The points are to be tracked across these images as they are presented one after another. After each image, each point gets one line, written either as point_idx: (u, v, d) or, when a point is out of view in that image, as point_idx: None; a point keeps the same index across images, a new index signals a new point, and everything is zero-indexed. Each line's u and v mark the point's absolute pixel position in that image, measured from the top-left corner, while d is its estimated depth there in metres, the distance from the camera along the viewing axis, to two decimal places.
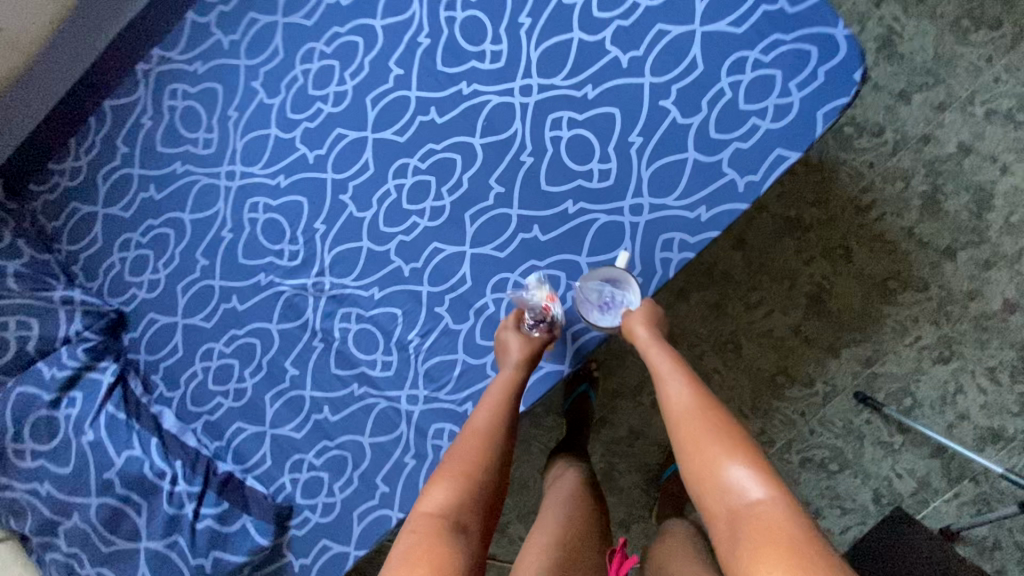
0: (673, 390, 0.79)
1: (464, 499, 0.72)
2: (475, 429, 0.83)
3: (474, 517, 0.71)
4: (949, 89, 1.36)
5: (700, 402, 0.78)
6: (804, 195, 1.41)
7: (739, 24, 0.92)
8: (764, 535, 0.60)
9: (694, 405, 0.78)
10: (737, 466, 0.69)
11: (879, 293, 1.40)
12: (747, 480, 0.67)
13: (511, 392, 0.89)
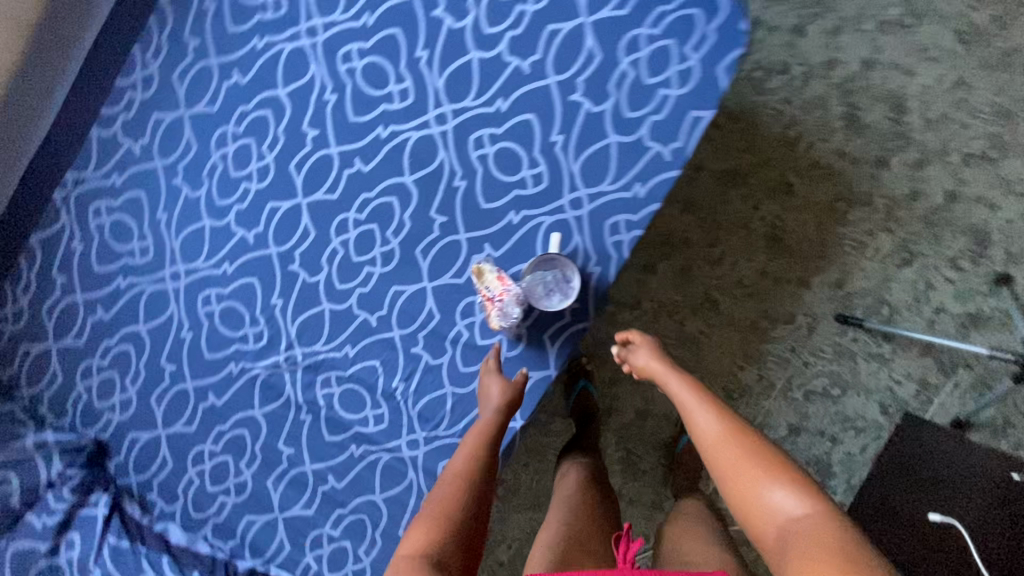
0: (706, 423, 0.85)
1: (440, 538, 0.75)
2: (456, 470, 0.86)
3: (452, 554, 0.74)
4: (837, 13, 1.43)
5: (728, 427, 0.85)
6: (735, 145, 1.46)
7: (623, 5, 0.95)
8: (814, 549, 0.65)
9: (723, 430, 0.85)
10: (775, 487, 0.75)
11: (829, 217, 1.45)
12: (787, 501, 0.73)
13: (489, 432, 0.91)
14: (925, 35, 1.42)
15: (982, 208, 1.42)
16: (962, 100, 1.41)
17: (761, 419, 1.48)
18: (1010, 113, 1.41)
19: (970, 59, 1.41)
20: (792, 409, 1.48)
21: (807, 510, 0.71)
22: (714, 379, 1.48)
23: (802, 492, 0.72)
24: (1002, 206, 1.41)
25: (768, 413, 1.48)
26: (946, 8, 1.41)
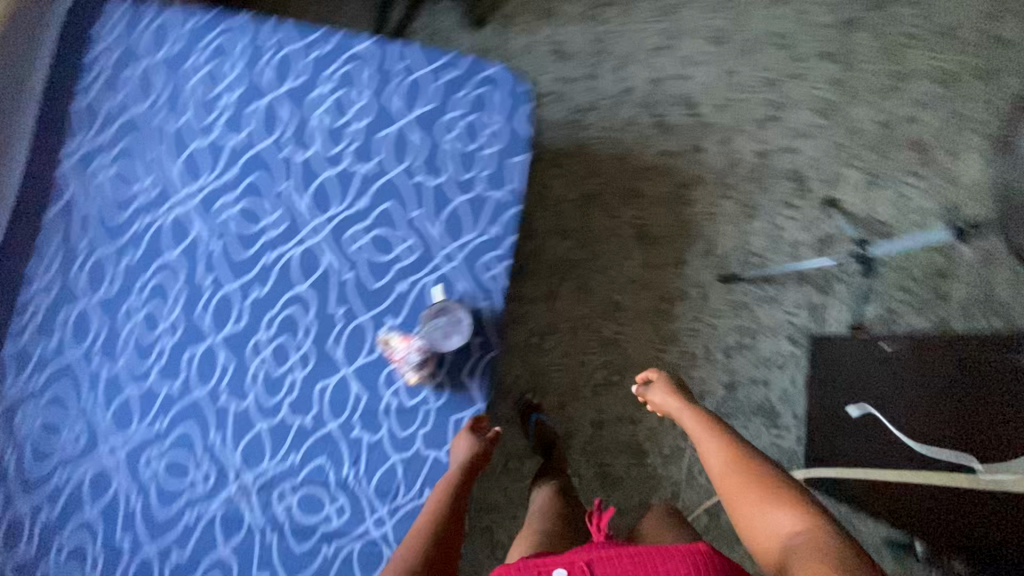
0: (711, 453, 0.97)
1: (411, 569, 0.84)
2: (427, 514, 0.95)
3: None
4: (616, 54, 1.77)
5: (730, 455, 0.96)
6: (583, 174, 1.73)
7: (430, 99, 1.20)
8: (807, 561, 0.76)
9: (727, 459, 0.96)
10: (778, 510, 0.85)
11: (677, 203, 1.71)
12: (788, 522, 0.83)
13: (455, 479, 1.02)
14: (686, 49, 1.78)
15: (788, 155, 1.72)
16: (734, 84, 1.75)
17: (699, 389, 1.62)
18: (773, 81, 1.75)
19: (726, 54, 1.77)
20: (721, 369, 1.62)
21: (806, 524, 0.81)
22: (643, 368, 1.65)
23: (797, 513, 0.83)
24: (801, 148, 1.72)
25: (702, 380, 1.62)
26: (693, 25, 1.79)
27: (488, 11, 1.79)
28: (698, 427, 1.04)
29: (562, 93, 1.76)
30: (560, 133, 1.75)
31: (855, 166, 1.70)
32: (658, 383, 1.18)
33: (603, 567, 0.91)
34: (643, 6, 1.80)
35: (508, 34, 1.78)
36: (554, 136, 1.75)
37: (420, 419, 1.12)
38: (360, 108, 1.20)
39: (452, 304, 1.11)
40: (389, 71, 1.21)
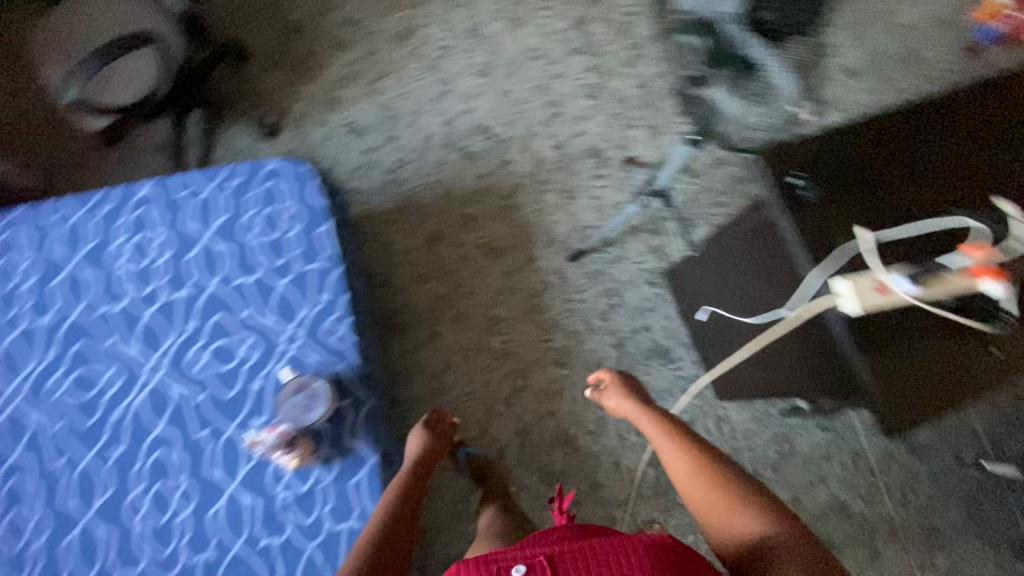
0: (680, 462, 1.01)
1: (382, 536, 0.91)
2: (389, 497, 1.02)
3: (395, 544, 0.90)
4: (404, 112, 1.94)
5: (697, 462, 1.00)
6: (418, 220, 1.84)
7: (224, 211, 1.28)
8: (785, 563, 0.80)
9: (693, 465, 1.00)
10: (747, 514, 0.89)
11: (508, 213, 1.87)
12: (758, 525, 0.87)
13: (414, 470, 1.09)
14: (462, 86, 1.98)
15: (580, 138, 1.95)
16: (513, 99, 1.98)
17: (594, 359, 1.75)
18: (543, 85, 2.00)
19: (496, 78, 2.00)
20: (606, 334, 1.78)
21: (774, 524, 0.86)
22: (540, 364, 1.74)
23: (768, 517, 0.87)
24: (588, 128, 1.96)
25: (595, 350, 1.76)
26: (459, 66, 2.01)
27: (277, 118, 1.93)
28: (664, 437, 1.08)
29: (371, 161, 1.89)
30: (382, 196, 1.86)
31: (636, 125, 1.96)
32: (619, 391, 1.22)
33: (568, 564, 0.79)
34: (411, 65, 2.00)
35: (304, 131, 1.91)
36: (379, 198, 1.85)
37: (319, 499, 1.13)
38: (159, 244, 1.26)
39: (304, 378, 1.15)
40: (174, 201, 1.29)
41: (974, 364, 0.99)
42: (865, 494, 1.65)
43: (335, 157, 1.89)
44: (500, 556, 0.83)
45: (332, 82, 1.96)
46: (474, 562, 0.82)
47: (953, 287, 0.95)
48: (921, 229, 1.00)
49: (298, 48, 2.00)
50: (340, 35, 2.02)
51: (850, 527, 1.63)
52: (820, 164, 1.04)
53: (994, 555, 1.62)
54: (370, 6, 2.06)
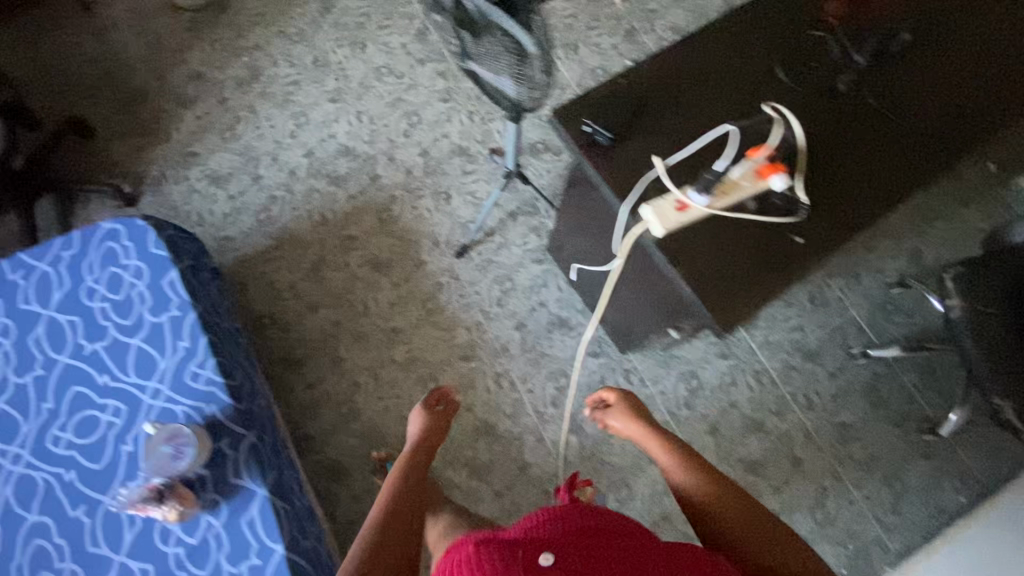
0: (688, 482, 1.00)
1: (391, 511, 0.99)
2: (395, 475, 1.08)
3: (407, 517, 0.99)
4: (266, 153, 1.97)
5: (706, 481, 0.99)
6: (298, 252, 1.85)
7: (64, 282, 1.25)
8: None
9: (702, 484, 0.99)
10: (755, 540, 0.90)
11: (387, 225, 1.89)
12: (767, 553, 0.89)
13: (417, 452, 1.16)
14: (318, 116, 2.02)
15: (443, 140, 2.00)
16: (371, 118, 2.03)
17: (498, 344, 1.78)
18: (397, 98, 2.05)
19: (350, 102, 2.04)
20: (506, 319, 1.81)
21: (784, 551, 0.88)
22: (447, 362, 1.75)
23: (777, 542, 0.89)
24: (449, 129, 2.02)
25: (497, 336, 1.79)
26: (312, 98, 2.05)
27: (136, 185, 1.92)
28: (669, 456, 1.06)
29: (239, 206, 1.90)
30: (257, 236, 1.86)
31: (493, 117, 2.04)
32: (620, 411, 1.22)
33: (587, 555, 0.75)
34: (264, 107, 2.03)
35: (166, 192, 1.91)
36: (253, 240, 1.86)
37: (212, 545, 1.10)
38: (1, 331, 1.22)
39: (169, 427, 1.13)
40: (10, 285, 1.25)
41: (787, 257, 1.05)
42: (775, 408, 1.73)
43: (202, 210, 1.89)
44: (524, 543, 0.77)
45: (187, 140, 1.98)
46: (498, 550, 0.75)
47: (743, 191, 1.04)
48: (710, 147, 1.08)
49: (147, 113, 2.01)
50: (188, 93, 2.05)
51: (769, 442, 1.70)
52: (617, 104, 1.10)
53: (901, 434, 1.72)
54: (213, 59, 2.10)
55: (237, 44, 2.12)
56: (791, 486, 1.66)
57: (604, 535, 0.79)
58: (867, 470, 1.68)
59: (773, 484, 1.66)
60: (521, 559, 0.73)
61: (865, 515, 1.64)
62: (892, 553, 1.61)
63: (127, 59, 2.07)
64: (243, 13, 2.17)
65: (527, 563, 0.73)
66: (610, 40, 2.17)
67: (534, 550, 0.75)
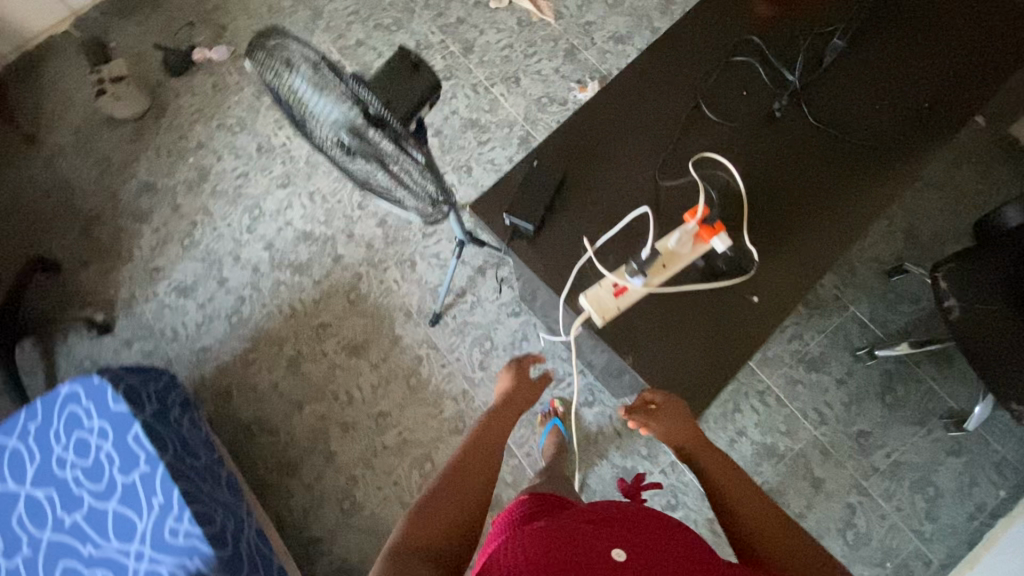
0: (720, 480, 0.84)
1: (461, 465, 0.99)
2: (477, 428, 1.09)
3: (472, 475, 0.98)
4: (227, 254, 1.96)
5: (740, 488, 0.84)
6: (274, 350, 1.83)
7: (35, 456, 1.25)
8: None
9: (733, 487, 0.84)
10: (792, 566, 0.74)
11: (357, 305, 1.85)
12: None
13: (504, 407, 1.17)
14: (271, 205, 2.00)
15: None
16: (324, 196, 1.99)
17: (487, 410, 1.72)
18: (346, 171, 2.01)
19: (300, 184, 2.01)
20: (492, 382, 1.76)
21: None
22: (440, 437, 1.71)
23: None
24: None
25: (486, 402, 1.73)
26: (262, 187, 2.02)
27: (109, 311, 1.93)
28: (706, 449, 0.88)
29: (210, 313, 1.89)
30: (232, 341, 1.86)
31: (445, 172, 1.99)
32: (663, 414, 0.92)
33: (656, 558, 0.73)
34: (217, 207, 2.02)
35: (138, 313, 1.92)
36: (229, 345, 1.85)
37: None
38: None
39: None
40: None
41: (746, 322, 0.97)
42: (785, 428, 1.64)
43: (176, 324, 1.90)
44: (601, 535, 0.76)
45: (149, 255, 1.99)
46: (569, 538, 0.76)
47: (683, 261, 0.97)
48: (642, 213, 1.00)
49: (106, 235, 2.02)
50: (141, 207, 2.05)
51: (785, 467, 1.61)
52: (539, 184, 1.02)
53: (926, 434, 1.61)
54: (160, 166, 2.09)
55: (180, 147, 2.11)
56: (816, 510, 1.58)
57: (673, 542, 0.77)
58: (896, 479, 1.58)
59: (795, 511, 1.58)
60: (596, 552, 0.72)
61: (899, 528, 1.55)
62: (935, 566, 1.51)
63: (77, 184, 2.08)
64: (181, 112, 2.15)
65: (601, 556, 0.71)
66: (551, 64, 2.10)
67: (605, 544, 0.74)
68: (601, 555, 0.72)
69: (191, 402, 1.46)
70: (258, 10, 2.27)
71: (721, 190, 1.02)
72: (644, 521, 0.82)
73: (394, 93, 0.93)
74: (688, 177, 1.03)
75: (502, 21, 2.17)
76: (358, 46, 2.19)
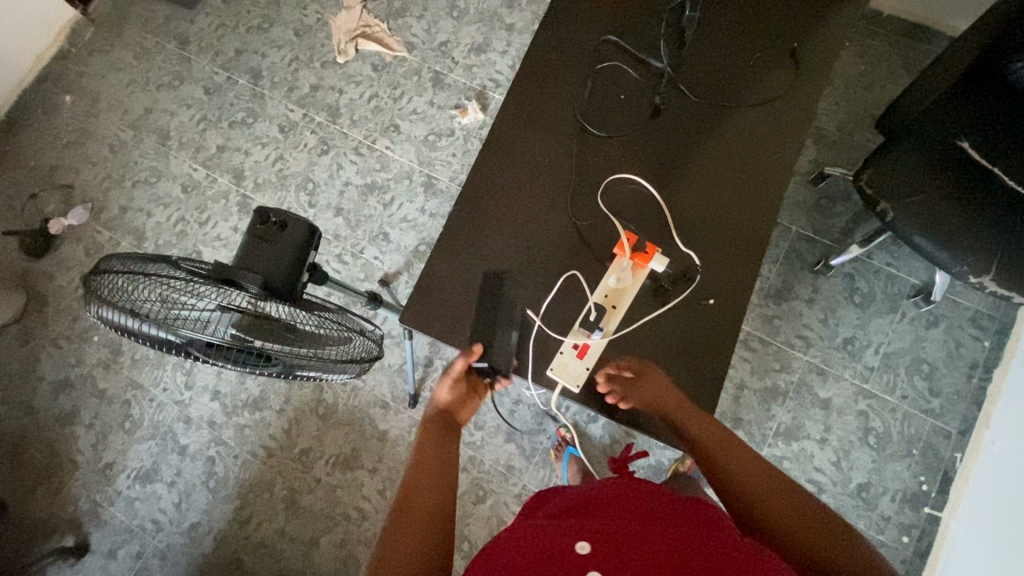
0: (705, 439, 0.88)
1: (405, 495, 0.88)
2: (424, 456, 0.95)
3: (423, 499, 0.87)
4: (174, 421, 1.80)
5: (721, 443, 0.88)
6: (266, 497, 1.72)
7: None
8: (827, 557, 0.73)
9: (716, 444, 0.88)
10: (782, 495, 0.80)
11: (330, 417, 1.75)
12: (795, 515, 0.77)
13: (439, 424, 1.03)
14: None
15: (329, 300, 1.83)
16: None
17: (499, 467, 1.67)
18: None
19: None
20: (495, 437, 1.69)
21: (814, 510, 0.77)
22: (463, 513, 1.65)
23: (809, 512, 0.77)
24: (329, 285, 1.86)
25: (495, 459, 1.67)
26: None
27: (77, 530, 1.76)
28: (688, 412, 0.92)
29: (184, 488, 1.75)
30: (218, 506, 1.73)
31: (363, 249, 1.89)
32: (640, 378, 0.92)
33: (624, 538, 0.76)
34: (143, 376, 1.85)
35: (109, 518, 1.76)
36: (218, 512, 1.72)
37: None
38: None
39: None
40: None
41: (713, 328, 0.96)
42: (779, 364, 1.65)
43: (153, 513, 1.75)
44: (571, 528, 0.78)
45: (91, 455, 1.81)
46: (543, 534, 0.79)
47: (631, 292, 0.97)
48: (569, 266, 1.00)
49: (37, 453, 1.82)
50: (60, 409, 1.85)
51: (793, 401, 1.63)
52: (466, 279, 1.01)
53: (901, 317, 1.66)
54: (65, 358, 1.89)
55: (76, 329, 1.91)
56: (835, 429, 1.61)
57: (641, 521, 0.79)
58: (892, 371, 1.63)
59: (817, 439, 1.60)
60: (565, 548, 0.75)
61: (911, 414, 1.59)
62: (955, 435, 1.57)
63: None
64: (64, 292, 1.95)
65: (569, 551, 0.74)
66: (424, 99, 2.00)
67: (575, 536, 0.76)
68: (568, 555, 0.74)
69: None
70: (101, 153, 2.07)
71: (638, 208, 1.01)
72: (622, 506, 0.84)
73: (260, 260, 0.85)
74: (600, 211, 1.02)
75: (356, 72, 2.05)
76: (222, 152, 2.03)
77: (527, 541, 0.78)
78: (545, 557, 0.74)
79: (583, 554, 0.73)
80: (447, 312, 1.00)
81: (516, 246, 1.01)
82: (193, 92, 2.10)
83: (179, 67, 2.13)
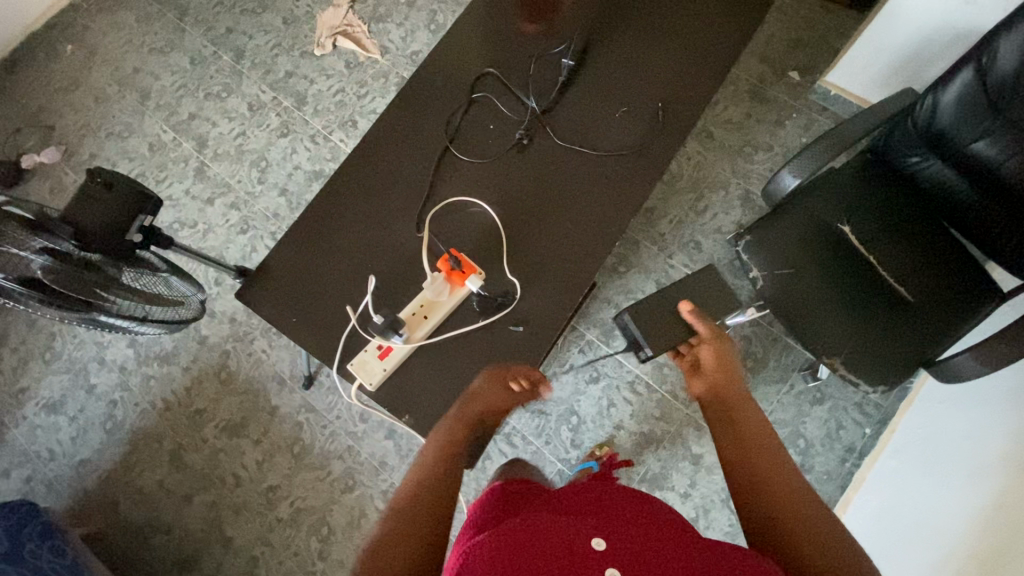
0: (751, 420, 1.02)
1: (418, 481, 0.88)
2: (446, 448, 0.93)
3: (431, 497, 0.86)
4: (89, 360, 1.90)
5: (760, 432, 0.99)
6: (154, 447, 1.80)
7: None
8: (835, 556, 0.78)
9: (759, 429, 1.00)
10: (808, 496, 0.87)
11: (229, 383, 1.82)
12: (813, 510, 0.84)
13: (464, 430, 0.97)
14: None
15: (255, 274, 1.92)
16: None
17: (372, 460, 1.72)
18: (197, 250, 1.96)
19: None
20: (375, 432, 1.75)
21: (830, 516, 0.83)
22: (329, 499, 1.70)
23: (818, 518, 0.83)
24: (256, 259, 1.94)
25: (371, 452, 1.73)
26: None
27: None
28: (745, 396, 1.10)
29: (84, 424, 1.84)
30: (109, 448, 1.81)
31: None
32: (708, 340, 1.20)
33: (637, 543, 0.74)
34: None
35: (11, 439, 1.86)
36: (107, 453, 1.81)
37: None
38: None
39: None
40: None
41: (517, 353, 1.05)
42: (661, 413, 1.67)
43: (50, 443, 1.84)
44: (576, 527, 0.76)
45: (8, 378, 1.91)
46: (551, 526, 0.76)
47: (444, 308, 1.05)
48: (403, 275, 1.08)
49: None
50: None
51: (665, 452, 1.65)
52: (306, 267, 1.09)
53: (789, 388, 1.66)
54: None
55: None
56: (700, 486, 1.61)
57: (646, 532, 0.78)
58: None
59: (681, 492, 1.61)
60: (576, 544, 0.72)
61: None
62: None
63: None
64: None
65: (581, 547, 0.72)
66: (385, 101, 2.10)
67: (589, 534, 0.75)
68: (580, 552, 0.71)
69: (54, 529, 1.50)
70: (85, 103, 2.21)
71: (474, 229, 1.09)
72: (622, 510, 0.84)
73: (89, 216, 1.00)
74: (438, 226, 1.10)
75: (330, 66, 2.16)
76: (192, 120, 2.15)
77: (532, 531, 0.76)
78: (558, 548, 0.72)
79: (600, 552, 0.72)
80: (284, 293, 1.09)
81: (359, 246, 1.10)
82: (180, 61, 2.23)
83: (173, 35, 2.27)
